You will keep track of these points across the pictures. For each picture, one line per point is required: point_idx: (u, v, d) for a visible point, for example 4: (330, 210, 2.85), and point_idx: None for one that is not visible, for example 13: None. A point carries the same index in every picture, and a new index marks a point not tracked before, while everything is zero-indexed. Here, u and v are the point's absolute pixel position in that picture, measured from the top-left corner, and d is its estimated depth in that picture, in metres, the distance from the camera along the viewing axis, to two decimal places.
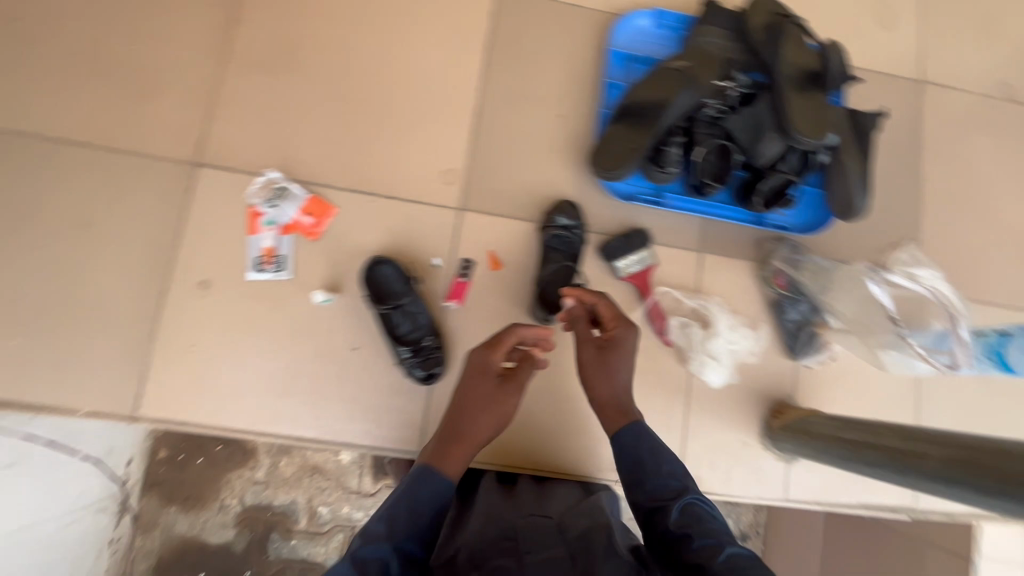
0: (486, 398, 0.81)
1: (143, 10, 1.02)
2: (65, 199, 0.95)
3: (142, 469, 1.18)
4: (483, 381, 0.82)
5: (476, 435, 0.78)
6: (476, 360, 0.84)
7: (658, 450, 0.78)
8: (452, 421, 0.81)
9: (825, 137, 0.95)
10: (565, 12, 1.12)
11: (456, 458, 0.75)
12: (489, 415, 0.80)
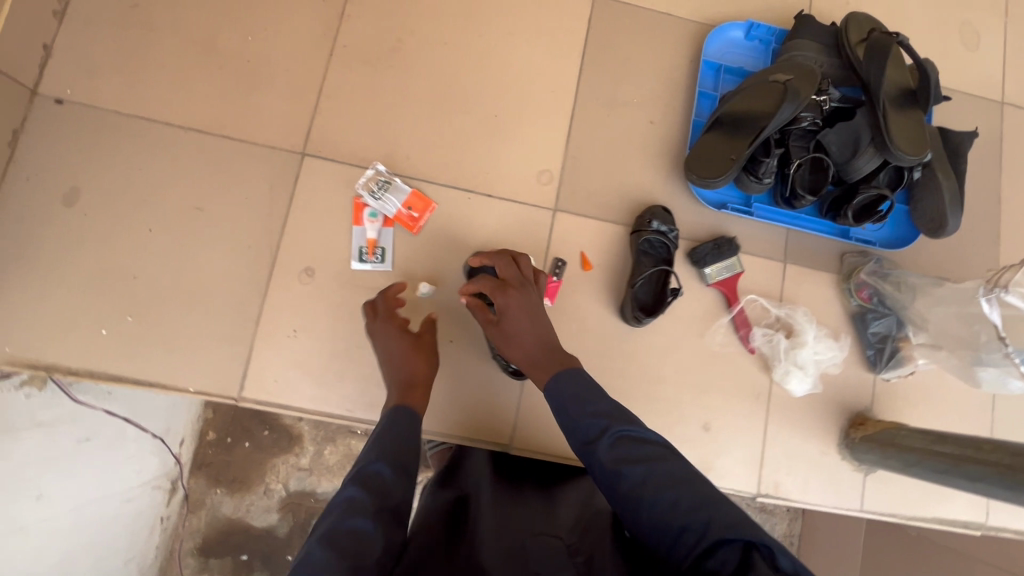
0: (388, 346, 0.89)
1: (255, 1, 1.05)
2: (178, 182, 0.98)
3: (192, 450, 1.24)
4: (392, 339, 0.90)
5: (412, 377, 0.85)
6: (380, 320, 0.92)
7: (579, 395, 0.74)
8: (388, 365, 0.88)
9: (923, 155, 0.97)
10: (660, 20, 1.14)
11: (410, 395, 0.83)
12: (426, 365, 0.88)
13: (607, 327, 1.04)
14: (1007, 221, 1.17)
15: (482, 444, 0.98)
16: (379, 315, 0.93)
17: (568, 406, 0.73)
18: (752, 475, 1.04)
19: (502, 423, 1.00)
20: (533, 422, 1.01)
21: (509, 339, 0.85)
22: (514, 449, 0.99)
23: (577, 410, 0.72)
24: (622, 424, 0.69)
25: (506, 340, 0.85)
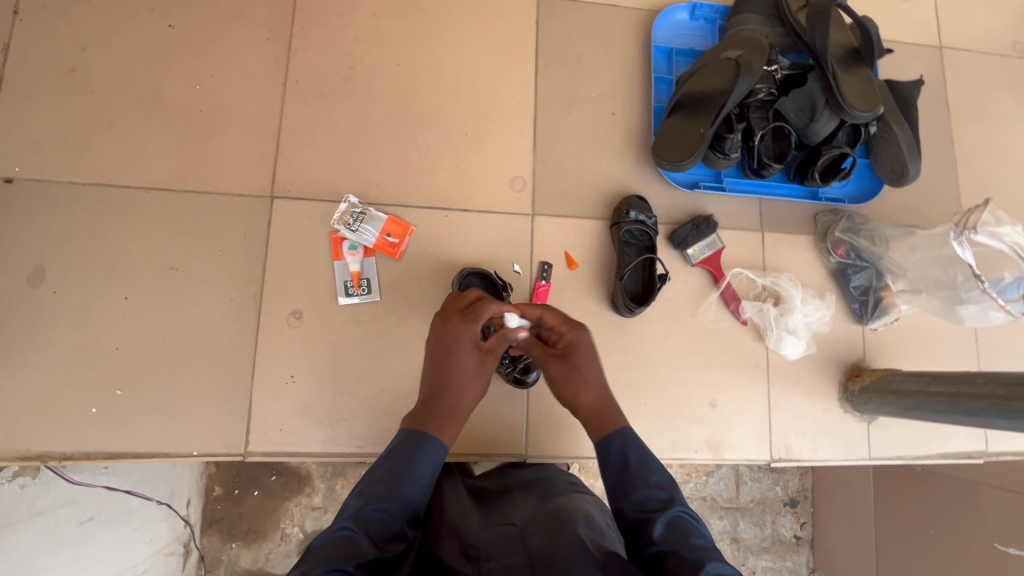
0: (453, 350, 0.80)
1: (196, 48, 1.02)
2: (147, 244, 0.95)
3: (199, 508, 1.17)
4: (462, 349, 0.80)
5: (452, 404, 0.77)
6: (461, 322, 0.81)
7: (645, 460, 0.74)
8: (441, 372, 0.79)
9: (877, 110, 1.00)
10: (605, 13, 1.15)
11: (444, 417, 0.76)
12: (474, 391, 0.79)
13: (603, 321, 1.05)
14: (962, 160, 1.22)
15: (499, 458, 0.99)
16: (459, 314, 0.83)
17: (631, 469, 0.73)
18: (763, 443, 1.06)
19: (515, 432, 1.01)
20: (544, 428, 1.02)
21: (569, 385, 0.81)
22: (531, 457, 1.00)
23: (643, 477, 0.71)
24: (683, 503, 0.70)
25: (567, 386, 0.81)
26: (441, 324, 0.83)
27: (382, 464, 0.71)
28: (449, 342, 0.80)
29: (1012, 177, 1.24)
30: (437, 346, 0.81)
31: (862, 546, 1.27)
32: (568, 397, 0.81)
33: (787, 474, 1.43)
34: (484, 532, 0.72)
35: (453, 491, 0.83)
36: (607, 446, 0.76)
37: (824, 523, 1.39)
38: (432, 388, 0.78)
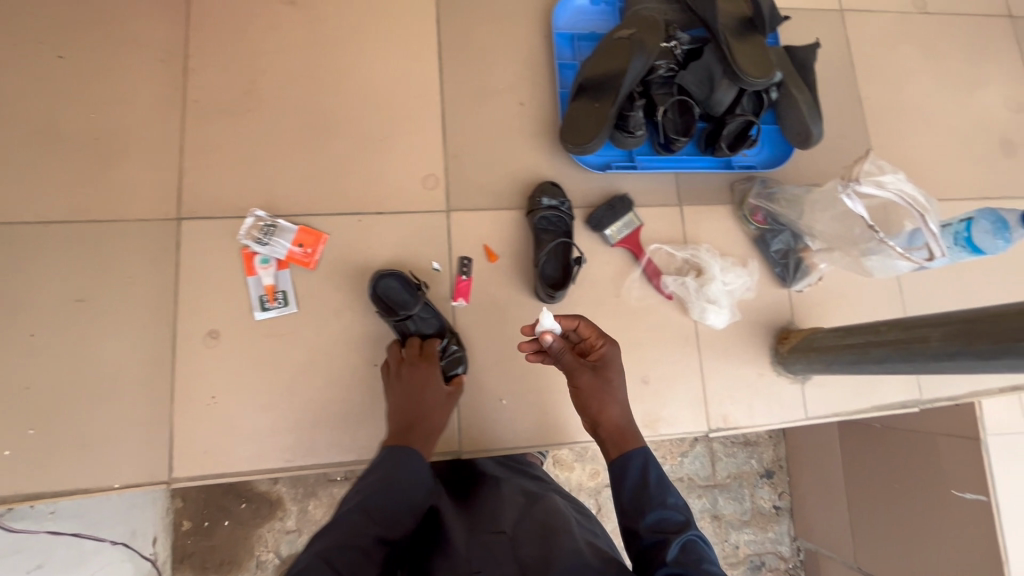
0: (417, 381, 0.91)
1: (88, 77, 1.01)
2: (51, 278, 0.94)
3: (169, 545, 1.13)
4: (430, 382, 0.91)
5: (420, 419, 0.85)
6: (422, 363, 0.93)
7: (665, 480, 0.71)
8: (413, 393, 0.88)
9: (772, 75, 1.02)
10: (504, 4, 1.16)
11: (415, 436, 0.82)
12: (445, 410, 0.90)
13: (528, 309, 1.05)
14: (870, 118, 1.26)
15: (432, 457, 0.98)
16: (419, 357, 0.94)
17: (646, 488, 0.70)
18: (700, 414, 1.07)
19: (448, 430, 1.00)
20: (478, 422, 1.01)
21: (596, 394, 0.78)
22: (466, 453, 0.99)
23: (660, 498, 0.68)
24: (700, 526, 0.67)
25: (593, 395, 0.78)
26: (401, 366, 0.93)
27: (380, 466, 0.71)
28: (414, 378, 0.91)
29: (921, 129, 1.27)
30: (403, 378, 0.91)
31: (838, 510, 1.35)
32: (596, 406, 0.77)
33: (761, 445, 1.48)
34: (472, 541, 0.70)
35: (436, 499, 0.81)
36: (626, 468, 0.71)
37: (800, 488, 1.45)
38: (403, 409, 0.86)
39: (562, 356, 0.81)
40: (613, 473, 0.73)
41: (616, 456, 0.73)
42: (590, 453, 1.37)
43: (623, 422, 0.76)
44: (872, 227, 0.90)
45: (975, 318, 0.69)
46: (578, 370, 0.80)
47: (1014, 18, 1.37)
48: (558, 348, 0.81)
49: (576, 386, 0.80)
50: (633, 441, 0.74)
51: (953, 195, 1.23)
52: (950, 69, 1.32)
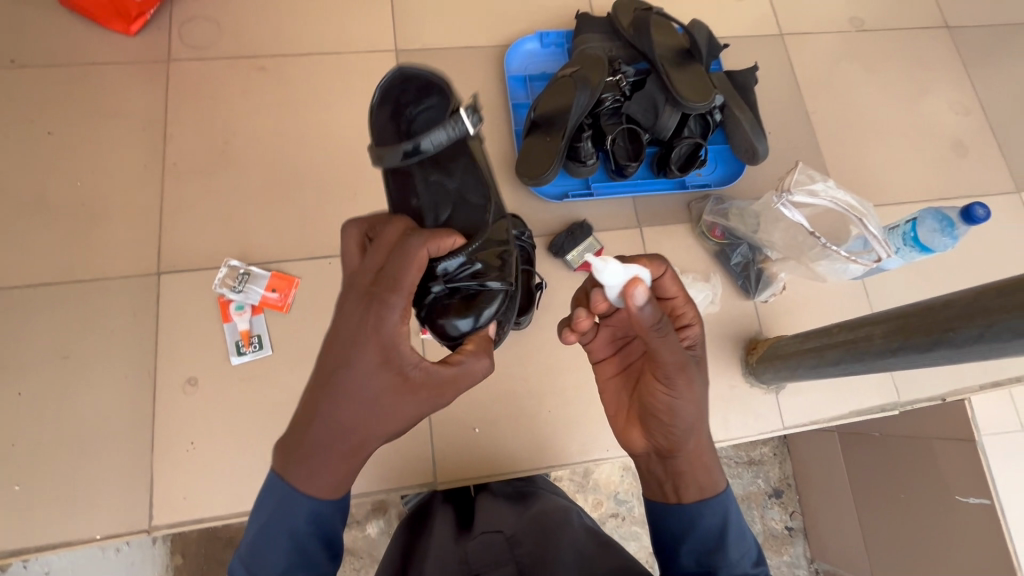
0: (358, 342, 0.56)
1: (75, 149, 1.09)
2: (38, 338, 0.99)
3: None
4: (379, 351, 0.56)
5: (332, 417, 0.56)
6: (374, 312, 0.56)
7: (741, 536, 0.65)
8: (342, 358, 0.56)
9: (713, 98, 1.07)
10: (460, 54, 1.24)
11: (322, 430, 0.56)
12: (380, 420, 0.57)
13: None
14: (819, 132, 1.31)
15: (411, 490, 1.00)
16: (374, 295, 0.57)
17: (716, 544, 0.64)
18: None
19: (424, 461, 1.02)
20: (452, 451, 1.02)
21: (695, 412, 0.64)
22: (442, 484, 1.01)
23: (731, 558, 0.63)
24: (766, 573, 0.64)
25: (694, 411, 0.64)
26: (345, 307, 0.57)
27: (273, 485, 0.57)
28: (356, 332, 0.56)
29: (872, 139, 1.32)
30: (336, 334, 0.57)
31: (848, 525, 1.30)
32: (691, 430, 0.65)
33: (766, 464, 1.43)
34: (470, 546, 0.72)
35: (437, 530, 0.80)
36: (701, 516, 0.64)
37: (812, 508, 1.39)
38: (317, 380, 0.57)
39: (667, 353, 0.61)
40: (691, 516, 0.65)
41: (693, 502, 0.65)
42: (592, 481, 1.31)
43: (706, 452, 0.67)
44: (812, 234, 0.95)
45: (909, 313, 0.71)
46: (687, 367, 0.63)
47: (950, 28, 1.44)
48: (665, 340, 0.61)
49: (679, 389, 0.64)
50: (713, 482, 0.66)
51: (909, 200, 1.27)
52: (893, 80, 1.37)
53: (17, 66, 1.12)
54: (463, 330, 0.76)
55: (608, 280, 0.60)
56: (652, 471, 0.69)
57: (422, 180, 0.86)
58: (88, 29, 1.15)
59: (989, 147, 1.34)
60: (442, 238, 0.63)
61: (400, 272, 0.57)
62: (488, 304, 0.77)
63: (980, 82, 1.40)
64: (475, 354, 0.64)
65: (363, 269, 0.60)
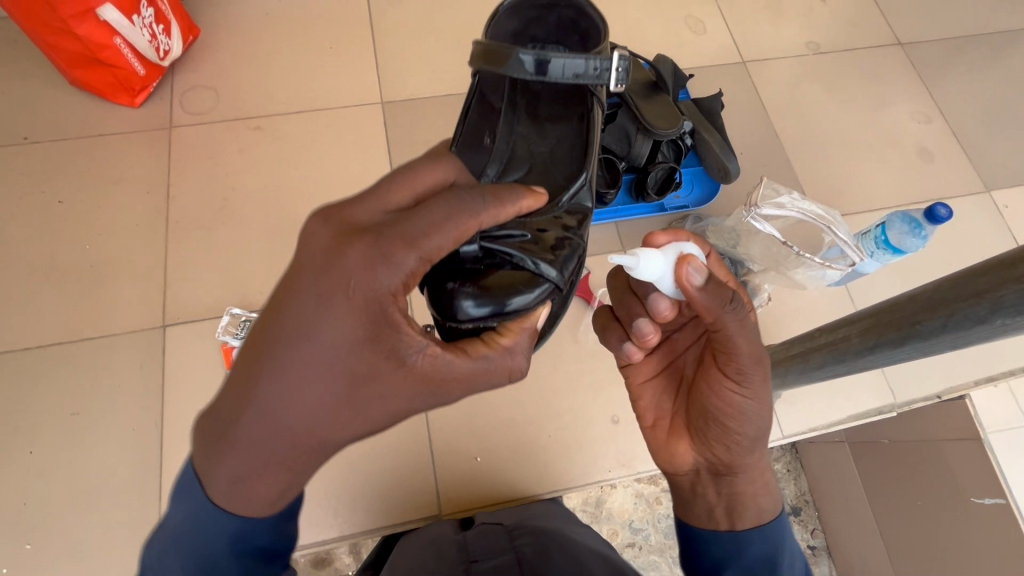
0: (333, 306, 0.43)
1: (84, 214, 1.16)
2: (49, 396, 1.02)
3: None
4: (355, 327, 0.44)
5: (273, 404, 0.44)
6: (358, 275, 0.43)
7: (793, 558, 0.59)
8: (300, 328, 0.44)
9: (681, 125, 1.14)
10: (442, 101, 1.32)
11: (255, 417, 0.44)
12: (343, 419, 0.45)
13: None
14: (788, 148, 1.37)
15: (415, 523, 1.01)
16: (375, 245, 0.44)
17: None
18: None
19: (428, 492, 1.03)
20: (456, 481, 1.04)
21: (764, 417, 0.58)
22: (448, 515, 1.02)
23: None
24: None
25: (762, 416, 0.58)
26: (321, 252, 0.45)
27: (195, 479, 0.48)
28: (334, 294, 0.43)
29: (840, 151, 1.38)
30: (299, 290, 0.44)
31: (871, 540, 1.21)
32: (753, 442, 0.58)
33: (782, 481, 1.35)
34: (470, 538, 0.82)
35: (435, 530, 0.89)
36: (753, 543, 0.58)
37: (834, 525, 1.29)
38: (262, 351, 0.45)
39: (741, 344, 0.54)
40: (740, 539, 0.58)
41: (745, 528, 0.58)
42: (606, 509, 1.09)
43: (763, 469, 0.61)
44: (785, 244, 1.00)
45: (878, 311, 0.74)
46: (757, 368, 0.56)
47: (902, 44, 1.52)
48: (740, 329, 0.54)
49: (749, 394, 0.56)
50: (769, 506, 0.60)
51: (881, 206, 1.32)
52: (854, 96, 1.45)
53: (29, 141, 1.20)
54: (475, 315, 0.54)
55: (660, 272, 0.55)
56: (702, 491, 0.61)
57: (507, 124, 0.80)
58: (95, 103, 1.24)
59: (953, 152, 1.40)
60: (500, 197, 0.49)
61: (414, 225, 0.44)
62: (528, 290, 0.57)
63: (936, 91, 1.47)
64: (509, 354, 0.51)
65: (365, 209, 0.48)
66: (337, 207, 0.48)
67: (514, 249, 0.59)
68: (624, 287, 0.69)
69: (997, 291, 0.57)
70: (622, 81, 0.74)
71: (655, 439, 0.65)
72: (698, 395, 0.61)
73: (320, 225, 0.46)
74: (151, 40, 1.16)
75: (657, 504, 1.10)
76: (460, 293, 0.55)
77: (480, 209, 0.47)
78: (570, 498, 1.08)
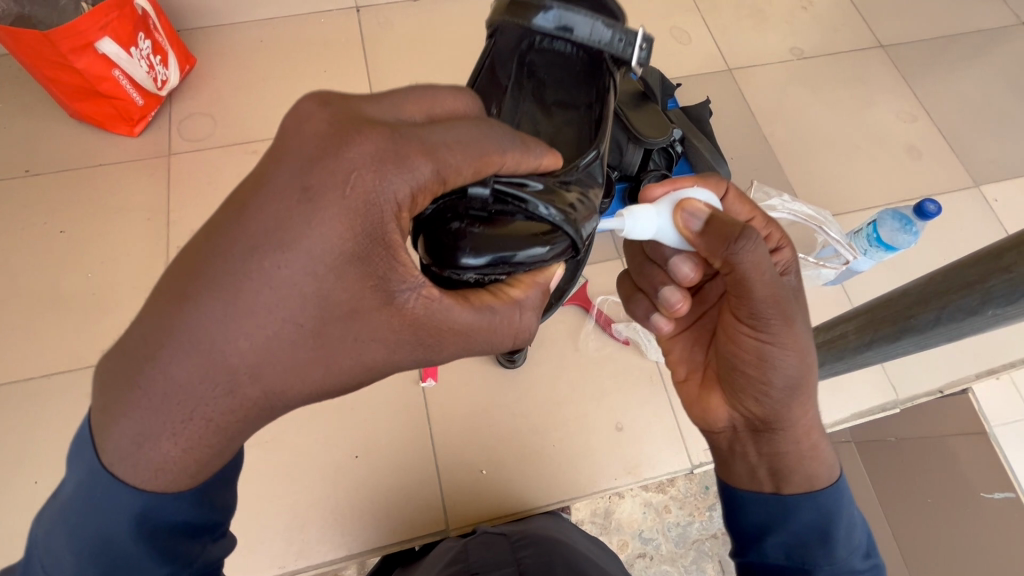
0: (308, 215, 0.36)
1: (85, 243, 1.17)
2: (53, 425, 1.02)
3: None
4: (338, 245, 0.37)
5: (213, 336, 0.36)
6: (365, 171, 0.36)
7: (849, 522, 0.57)
8: (265, 235, 0.36)
9: (671, 133, 1.16)
10: None
11: (184, 351, 0.36)
12: (306, 364, 0.39)
13: (494, 378, 1.11)
14: (778, 152, 1.39)
15: (423, 539, 1.00)
16: (389, 147, 0.37)
17: (818, 546, 0.55)
18: (680, 452, 1.10)
19: (435, 508, 1.03)
20: (462, 495, 1.03)
21: (802, 367, 0.54)
22: (455, 530, 1.01)
23: (832, 561, 0.55)
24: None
25: (796, 365, 0.54)
26: (312, 141, 0.36)
27: (86, 441, 0.39)
28: (312, 199, 0.36)
29: (829, 153, 1.40)
30: (274, 187, 0.36)
31: None
32: (794, 394, 0.55)
33: None
34: (473, 543, 0.84)
35: (442, 544, 0.91)
36: (803, 507, 0.56)
37: None
38: (193, 269, 0.36)
39: (759, 285, 0.50)
40: (785, 503, 0.57)
41: (793, 495, 0.56)
42: (614, 519, 1.06)
43: (812, 428, 0.57)
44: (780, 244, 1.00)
45: (874, 308, 0.75)
46: (780, 312, 0.51)
47: (884, 47, 1.55)
48: (756, 266, 0.49)
49: (775, 340, 0.53)
50: (826, 474, 0.57)
51: (872, 205, 1.34)
52: (839, 98, 1.47)
53: (31, 174, 1.22)
54: (477, 265, 0.48)
55: (658, 227, 0.56)
56: (742, 450, 0.60)
57: (512, 100, 0.77)
58: (94, 134, 1.26)
59: (941, 149, 1.42)
60: (524, 162, 0.47)
61: (437, 134, 0.39)
62: (545, 242, 0.50)
63: (920, 90, 1.50)
64: (518, 306, 0.47)
65: (376, 104, 0.40)
66: (340, 95, 0.39)
67: (530, 196, 0.49)
68: (638, 250, 0.68)
69: (988, 280, 0.58)
70: (641, 61, 0.73)
71: (688, 394, 0.64)
72: (722, 349, 0.59)
73: (317, 107, 0.38)
74: (149, 71, 1.19)
75: (666, 512, 1.07)
76: (469, 238, 0.48)
77: (508, 143, 0.44)
78: (577, 509, 1.06)
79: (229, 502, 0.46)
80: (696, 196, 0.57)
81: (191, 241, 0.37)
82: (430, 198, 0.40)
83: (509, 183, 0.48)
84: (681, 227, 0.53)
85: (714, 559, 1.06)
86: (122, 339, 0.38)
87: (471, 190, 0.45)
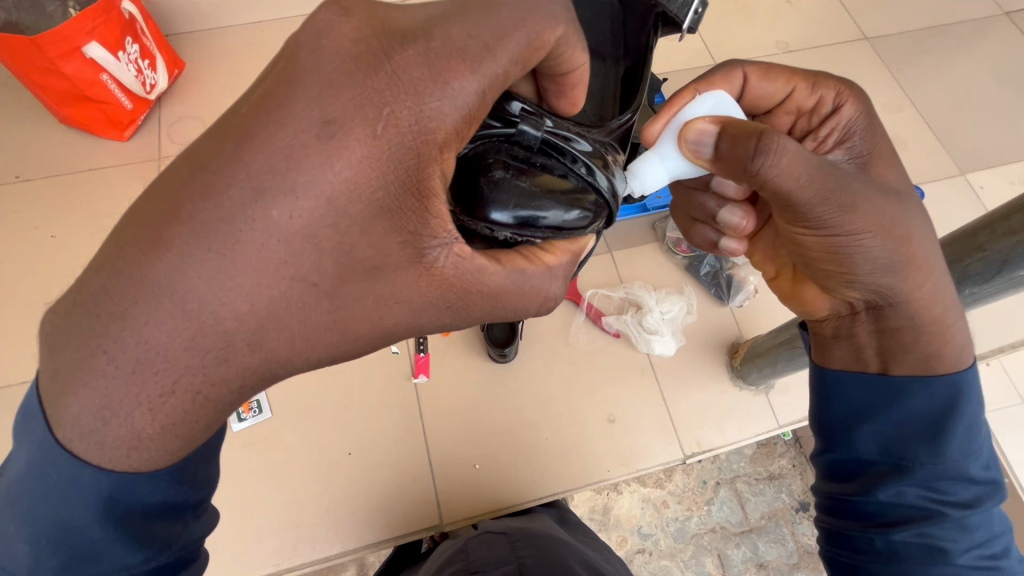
0: (326, 153, 0.36)
1: (76, 247, 1.18)
2: None
3: None
4: (362, 189, 0.37)
5: (203, 294, 0.36)
6: (402, 105, 0.36)
7: (973, 424, 0.51)
8: (269, 178, 0.35)
9: None
10: None
11: (168, 314, 0.36)
12: (317, 327, 0.40)
13: (485, 374, 1.12)
14: None
15: (416, 535, 1.01)
16: (432, 71, 0.36)
17: (923, 442, 0.50)
18: (673, 443, 1.10)
19: (429, 505, 1.03)
20: (455, 492, 1.04)
21: (894, 245, 0.49)
22: (448, 525, 1.02)
23: (938, 461, 0.50)
24: (984, 498, 0.50)
25: (886, 247, 0.49)
26: (336, 66, 0.36)
27: (37, 421, 0.39)
28: (333, 129, 0.35)
29: None
30: (286, 119, 0.35)
31: None
32: (899, 270, 0.50)
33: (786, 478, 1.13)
34: (474, 540, 0.84)
35: (443, 543, 0.91)
36: (911, 397, 0.51)
37: None
38: (182, 219, 0.35)
39: (803, 189, 0.45)
40: (884, 390, 0.53)
41: (900, 378, 0.52)
42: (612, 516, 1.08)
43: (932, 299, 0.51)
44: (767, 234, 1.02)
45: None
46: (830, 201, 0.46)
47: (869, 39, 1.57)
48: (789, 173, 0.44)
49: (844, 227, 0.48)
50: (952, 359, 0.51)
51: None
52: None
53: (21, 179, 1.23)
54: (507, 222, 0.46)
55: (668, 169, 0.55)
56: (849, 333, 0.56)
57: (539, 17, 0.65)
58: (83, 139, 1.26)
59: (926, 137, 1.44)
60: (569, 45, 0.42)
61: (476, 36, 0.37)
62: (575, 205, 0.47)
63: (905, 81, 1.51)
64: (547, 272, 0.46)
65: (405, 10, 0.38)
66: (367, 3, 0.38)
67: (574, 153, 0.49)
68: (680, 184, 0.69)
69: (963, 260, 0.59)
70: (691, 28, 0.65)
71: (782, 290, 0.63)
72: (790, 248, 0.56)
73: (339, 21, 0.36)
74: (137, 75, 1.20)
75: (664, 508, 1.09)
76: (506, 187, 0.45)
77: (560, 13, 0.40)
78: (575, 504, 1.08)
79: (209, 477, 0.46)
80: (693, 114, 0.54)
81: (166, 170, 0.38)
82: (473, 127, 0.39)
83: (555, 134, 0.48)
84: (692, 157, 0.51)
85: (714, 553, 1.08)
86: (72, 298, 0.38)
87: (523, 128, 0.46)
